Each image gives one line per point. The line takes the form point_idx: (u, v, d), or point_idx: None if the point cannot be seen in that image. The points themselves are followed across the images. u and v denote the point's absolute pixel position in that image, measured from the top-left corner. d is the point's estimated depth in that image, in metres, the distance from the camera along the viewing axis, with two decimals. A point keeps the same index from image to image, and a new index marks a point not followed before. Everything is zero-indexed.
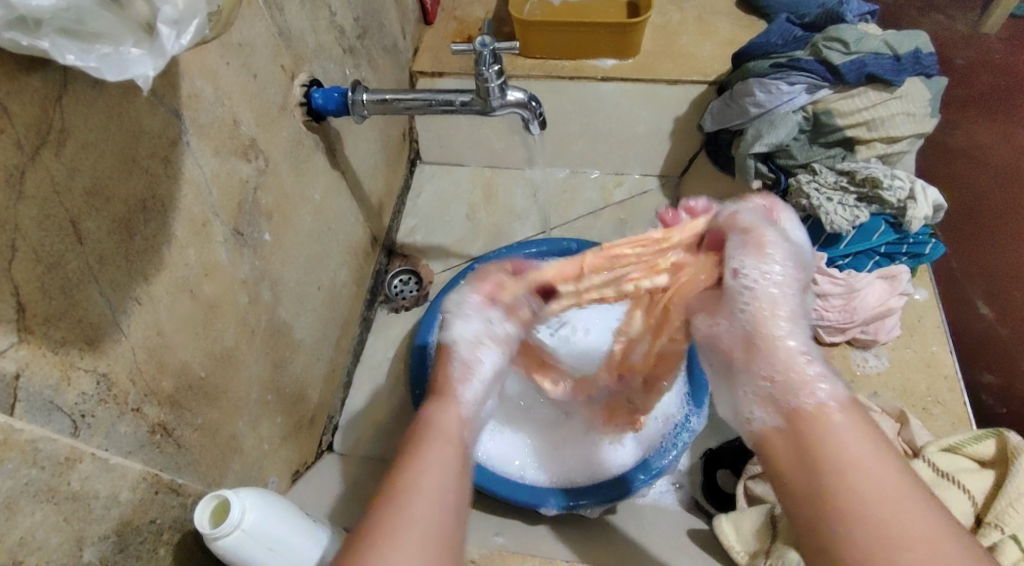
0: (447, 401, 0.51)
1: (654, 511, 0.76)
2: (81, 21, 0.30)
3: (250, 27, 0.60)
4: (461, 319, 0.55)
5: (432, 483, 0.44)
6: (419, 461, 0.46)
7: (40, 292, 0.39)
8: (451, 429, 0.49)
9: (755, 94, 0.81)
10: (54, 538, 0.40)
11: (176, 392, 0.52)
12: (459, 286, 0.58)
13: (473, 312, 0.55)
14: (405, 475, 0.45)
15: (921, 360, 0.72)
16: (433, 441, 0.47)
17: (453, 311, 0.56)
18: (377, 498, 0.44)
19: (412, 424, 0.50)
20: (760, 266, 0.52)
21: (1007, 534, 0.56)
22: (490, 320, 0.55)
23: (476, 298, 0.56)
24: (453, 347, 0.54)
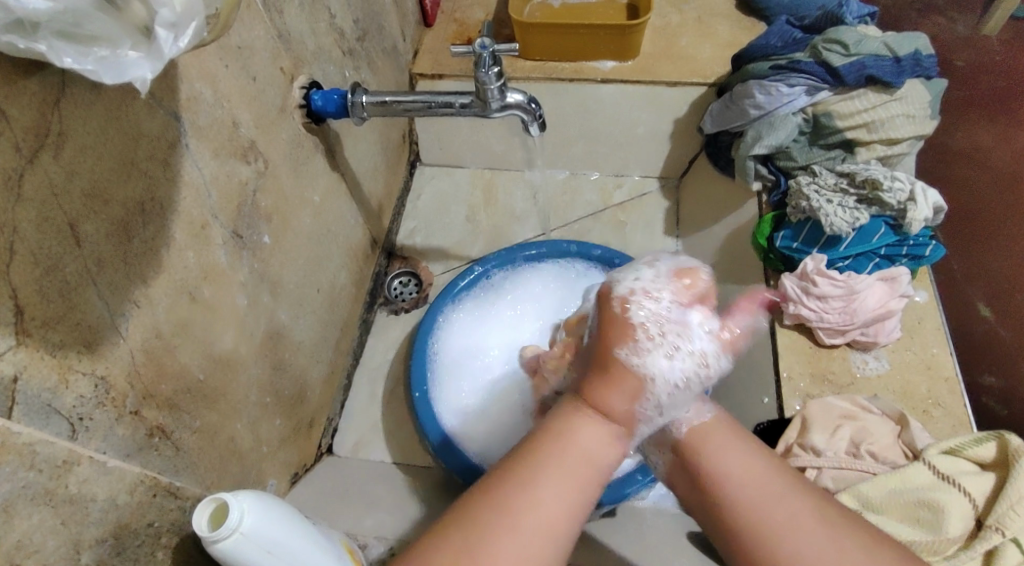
0: (600, 427, 0.53)
1: (653, 514, 0.76)
2: (78, 24, 0.30)
3: (249, 29, 0.60)
4: (663, 350, 0.55)
5: (546, 519, 0.49)
6: (542, 482, 0.50)
7: (38, 295, 0.39)
8: (590, 455, 0.52)
9: (754, 96, 0.82)
10: (52, 541, 0.40)
11: (174, 394, 0.52)
12: (648, 292, 0.58)
13: (661, 336, 0.55)
14: (524, 496, 0.49)
15: (922, 362, 0.72)
16: (552, 468, 0.51)
17: (648, 331, 0.55)
18: (489, 524, 0.48)
19: (550, 439, 0.52)
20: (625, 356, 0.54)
21: (1008, 537, 0.56)
22: (687, 347, 0.56)
23: (670, 307, 0.57)
24: (649, 379, 0.54)
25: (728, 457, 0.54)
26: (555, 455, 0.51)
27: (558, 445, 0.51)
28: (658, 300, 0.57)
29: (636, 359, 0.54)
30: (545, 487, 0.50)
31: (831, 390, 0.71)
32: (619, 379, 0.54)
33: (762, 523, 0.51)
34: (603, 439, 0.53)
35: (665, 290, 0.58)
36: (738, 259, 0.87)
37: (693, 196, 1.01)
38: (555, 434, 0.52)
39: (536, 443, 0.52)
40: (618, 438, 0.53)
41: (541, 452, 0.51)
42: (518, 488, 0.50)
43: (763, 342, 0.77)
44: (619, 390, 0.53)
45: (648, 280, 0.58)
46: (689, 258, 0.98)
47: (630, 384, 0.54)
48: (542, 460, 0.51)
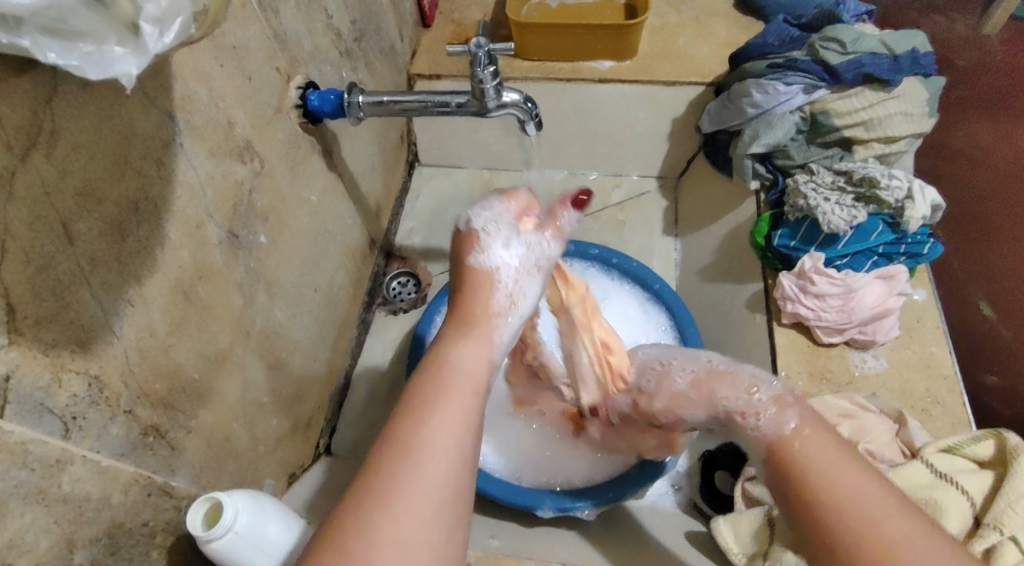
0: (476, 344, 0.52)
1: (652, 514, 0.76)
2: (62, 19, 0.30)
3: (244, 29, 0.60)
4: (500, 244, 0.57)
5: (440, 444, 0.44)
6: (433, 411, 0.46)
7: (29, 294, 0.39)
8: (470, 374, 0.50)
9: (751, 95, 0.82)
10: (44, 540, 0.40)
11: (170, 394, 0.52)
12: (490, 213, 0.59)
13: (497, 233, 0.58)
14: (418, 426, 0.45)
15: (920, 360, 0.71)
16: (445, 393, 0.47)
17: (488, 232, 0.58)
18: (376, 458, 0.44)
19: (432, 365, 0.50)
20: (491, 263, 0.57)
21: (1006, 535, 0.56)
22: (531, 247, 0.58)
23: (507, 219, 0.59)
24: (493, 273, 0.56)
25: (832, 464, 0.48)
26: (443, 385, 0.48)
27: (440, 376, 0.49)
28: (492, 212, 0.59)
29: (480, 260, 0.57)
30: (437, 414, 0.46)
31: (829, 389, 0.71)
32: (475, 283, 0.56)
33: (871, 517, 0.45)
34: (476, 356, 0.51)
35: (497, 208, 0.59)
36: (737, 259, 0.87)
37: (691, 196, 1.01)
38: (435, 368, 0.49)
39: (417, 382, 0.49)
40: (485, 345, 0.52)
41: (428, 388, 0.48)
42: (410, 424, 0.45)
43: (761, 340, 0.77)
44: (474, 290, 0.55)
45: (484, 205, 0.60)
46: (688, 257, 0.98)
47: (480, 282, 0.56)
48: (425, 390, 0.48)
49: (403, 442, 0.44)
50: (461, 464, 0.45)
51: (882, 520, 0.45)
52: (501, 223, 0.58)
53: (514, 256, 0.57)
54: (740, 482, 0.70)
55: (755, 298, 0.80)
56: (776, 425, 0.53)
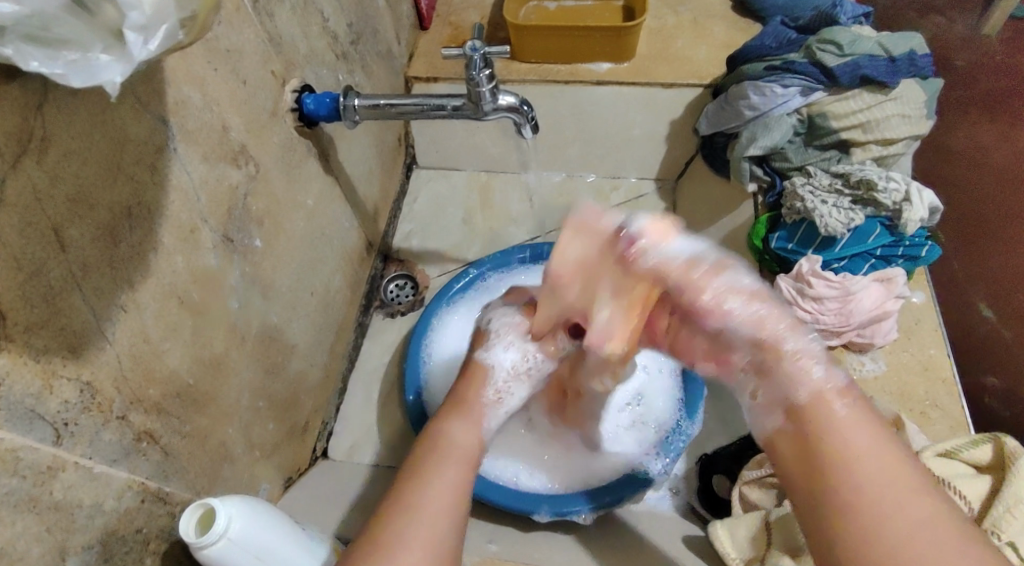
0: (466, 421, 0.56)
1: (649, 518, 0.76)
2: (46, 27, 0.30)
3: (239, 33, 0.59)
4: (500, 346, 0.65)
5: (440, 503, 0.47)
6: (431, 474, 0.50)
7: (20, 300, 0.39)
8: (463, 447, 0.53)
9: (749, 97, 0.81)
10: (36, 548, 0.40)
11: (163, 399, 0.51)
12: (505, 319, 0.67)
13: (503, 335, 0.66)
14: (419, 489, 0.48)
15: (918, 363, 0.71)
16: (441, 459, 0.51)
17: (495, 335, 0.66)
18: (377, 519, 0.47)
19: (425, 440, 0.54)
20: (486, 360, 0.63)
21: (1004, 541, 0.55)
22: (528, 355, 0.65)
23: (516, 327, 0.66)
24: (492, 368, 0.63)
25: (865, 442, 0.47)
26: (438, 455, 0.52)
27: (436, 448, 0.52)
28: (506, 327, 0.66)
29: (483, 357, 0.64)
30: (432, 480, 0.49)
31: None
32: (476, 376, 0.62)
33: (887, 508, 0.44)
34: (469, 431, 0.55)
35: (514, 316, 0.67)
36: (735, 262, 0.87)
37: (690, 198, 1.01)
38: (432, 443, 0.53)
39: (416, 455, 0.52)
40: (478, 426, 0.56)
41: (425, 458, 0.51)
42: (409, 488, 0.48)
43: None
44: (474, 381, 0.61)
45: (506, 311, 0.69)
46: None
47: (474, 380, 0.61)
48: (422, 461, 0.51)
49: (403, 502, 0.47)
50: (457, 524, 0.48)
51: (887, 515, 0.44)
52: (509, 327, 0.66)
53: (508, 356, 0.64)
54: (736, 486, 0.70)
55: None
56: (817, 380, 0.51)
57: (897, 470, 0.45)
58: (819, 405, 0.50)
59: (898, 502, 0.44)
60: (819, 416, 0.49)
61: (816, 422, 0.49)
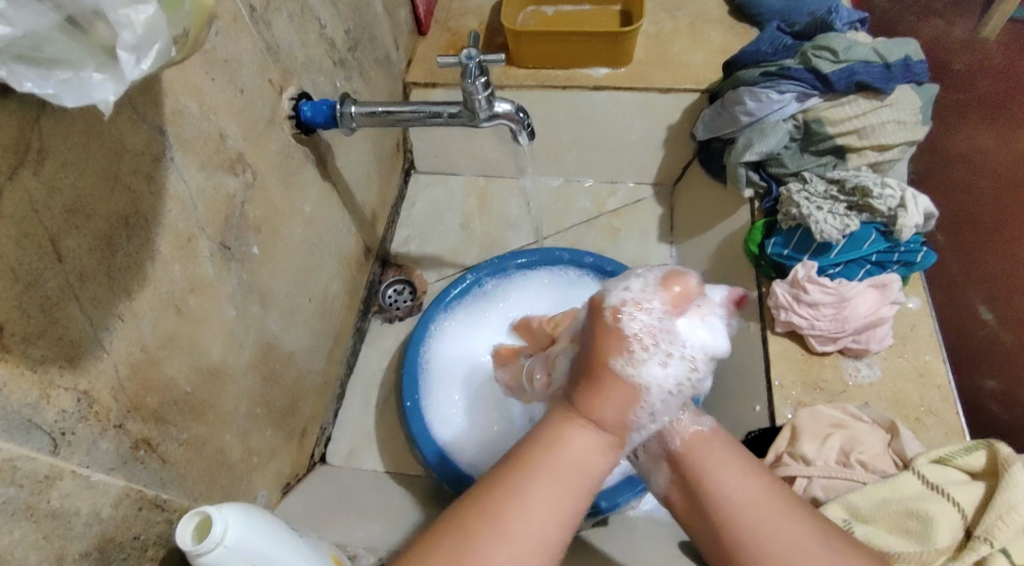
0: (588, 433, 0.53)
1: (647, 523, 0.76)
2: (38, 48, 0.31)
3: (236, 43, 0.60)
4: (654, 362, 0.55)
5: (532, 531, 0.49)
6: (529, 493, 0.50)
7: (18, 311, 0.39)
8: (582, 464, 0.52)
9: (745, 103, 0.82)
10: (34, 556, 0.40)
11: (161, 407, 0.52)
12: (641, 305, 0.57)
13: (654, 344, 0.56)
14: (514, 511, 0.49)
15: (914, 369, 0.71)
16: (546, 478, 0.51)
17: (642, 343, 0.55)
18: (470, 526, 0.49)
19: (542, 440, 0.53)
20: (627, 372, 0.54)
21: (996, 547, 0.56)
22: (679, 351, 0.57)
23: (655, 317, 0.57)
24: (646, 390, 0.55)
25: (738, 480, 0.53)
26: (544, 465, 0.51)
27: (547, 456, 0.52)
28: (649, 312, 0.57)
29: (625, 369, 0.54)
30: (529, 501, 0.50)
31: (823, 398, 0.71)
32: (612, 389, 0.54)
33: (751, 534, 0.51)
34: (594, 446, 0.53)
35: (656, 303, 0.57)
36: (731, 268, 0.87)
37: (687, 202, 1.01)
38: (546, 450, 0.52)
39: (524, 454, 0.52)
40: (611, 443, 0.54)
41: (531, 468, 0.51)
42: (506, 500, 0.50)
43: (756, 349, 0.77)
44: (609, 399, 0.54)
45: (637, 290, 0.58)
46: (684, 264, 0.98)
47: (622, 392, 0.54)
48: (528, 467, 0.51)
49: (491, 517, 0.49)
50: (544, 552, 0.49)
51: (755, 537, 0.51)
52: (648, 328, 0.56)
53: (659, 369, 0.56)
54: None
55: (749, 307, 0.80)
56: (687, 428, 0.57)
57: (760, 501, 0.52)
58: (692, 450, 0.56)
59: (773, 531, 0.50)
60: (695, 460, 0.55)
61: (690, 468, 0.55)
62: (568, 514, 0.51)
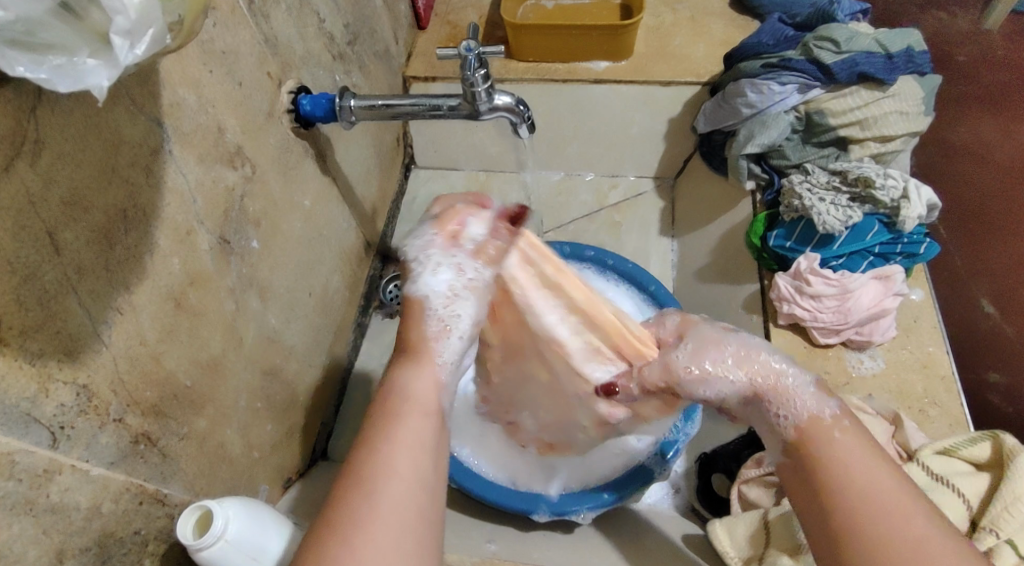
0: (419, 366, 0.51)
1: (649, 517, 0.76)
2: (31, 33, 0.31)
3: (234, 35, 0.59)
4: (430, 270, 0.56)
5: (398, 470, 0.44)
6: (384, 440, 0.45)
7: (16, 304, 0.39)
8: (422, 399, 0.48)
9: (746, 95, 0.81)
10: (32, 551, 0.40)
11: (160, 401, 0.51)
12: (420, 242, 0.59)
13: (427, 258, 0.57)
14: (373, 458, 0.44)
15: (918, 361, 0.71)
16: (398, 419, 0.47)
17: (420, 261, 0.57)
18: (339, 494, 0.43)
19: (380, 395, 0.49)
20: (416, 286, 0.56)
21: (1002, 538, 0.55)
22: (454, 260, 0.57)
23: (434, 250, 0.58)
24: (426, 300, 0.55)
25: (855, 455, 0.47)
26: (393, 413, 0.47)
27: (391, 406, 0.48)
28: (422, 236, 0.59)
29: (413, 288, 0.56)
30: (388, 451, 0.44)
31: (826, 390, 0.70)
32: (410, 313, 0.55)
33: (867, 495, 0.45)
34: (429, 384, 0.50)
35: (428, 232, 0.59)
36: (733, 261, 0.87)
37: (689, 195, 1.01)
38: (388, 401, 0.48)
39: (368, 415, 0.48)
40: (432, 368, 0.51)
41: (381, 420, 0.47)
42: (366, 456, 0.44)
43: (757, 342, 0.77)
44: (412, 324, 0.54)
45: (413, 238, 0.61)
46: (686, 258, 0.98)
47: (417, 306, 0.55)
48: (377, 422, 0.47)
49: (363, 480, 0.43)
50: (424, 496, 0.43)
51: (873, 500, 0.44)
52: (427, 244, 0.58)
53: (447, 274, 0.56)
54: (736, 485, 0.70)
55: (752, 299, 0.80)
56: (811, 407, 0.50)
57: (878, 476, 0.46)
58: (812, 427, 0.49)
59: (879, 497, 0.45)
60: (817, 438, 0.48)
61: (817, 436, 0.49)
62: (431, 462, 0.46)
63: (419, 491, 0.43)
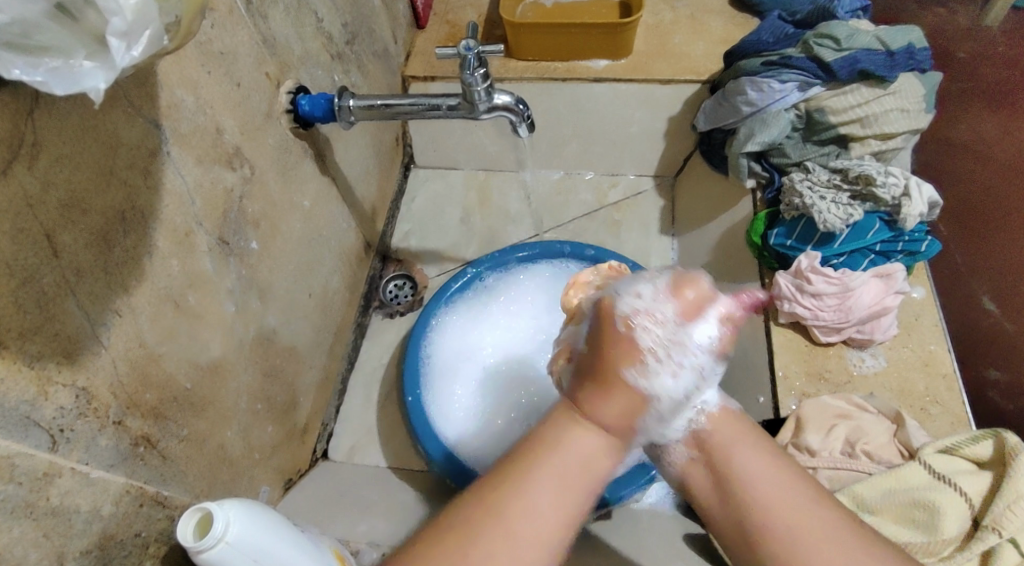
0: (598, 439, 0.53)
1: (650, 515, 0.76)
2: (27, 34, 0.31)
3: (232, 35, 0.59)
4: (667, 374, 0.53)
5: (532, 528, 0.50)
6: (532, 489, 0.51)
7: (14, 307, 0.39)
8: (585, 464, 0.52)
9: (745, 93, 0.81)
10: (33, 554, 0.40)
11: (160, 403, 0.51)
12: (646, 311, 0.53)
13: (665, 354, 0.53)
14: (515, 501, 0.50)
15: (919, 359, 0.71)
16: (549, 472, 0.52)
17: (660, 356, 0.53)
18: (478, 518, 0.50)
19: (547, 437, 0.53)
20: (651, 385, 0.53)
21: (1004, 537, 0.56)
22: (687, 361, 0.54)
23: (670, 334, 0.53)
24: (656, 402, 0.54)
25: (751, 462, 0.55)
26: (544, 464, 0.52)
27: (549, 455, 0.52)
28: (662, 322, 0.53)
29: (642, 384, 0.53)
30: (531, 497, 0.51)
31: (826, 389, 0.70)
32: (620, 395, 0.53)
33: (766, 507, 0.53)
34: (598, 447, 0.53)
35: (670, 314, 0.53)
36: (733, 260, 0.87)
37: (689, 193, 1.00)
38: (550, 446, 0.53)
39: (530, 451, 0.53)
40: (611, 446, 0.54)
41: (532, 467, 0.52)
42: (509, 494, 0.51)
43: (758, 340, 0.77)
44: (615, 404, 0.53)
45: (647, 297, 0.54)
46: (687, 256, 0.97)
47: (628, 397, 0.53)
48: (538, 466, 0.52)
49: (502, 522, 0.49)
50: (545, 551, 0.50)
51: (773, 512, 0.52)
52: (666, 330, 0.53)
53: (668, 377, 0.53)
54: None
55: (752, 298, 0.80)
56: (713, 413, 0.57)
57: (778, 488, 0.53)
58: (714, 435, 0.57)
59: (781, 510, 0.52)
60: (718, 445, 0.56)
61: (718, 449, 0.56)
62: (571, 515, 0.52)
63: (554, 532, 0.50)
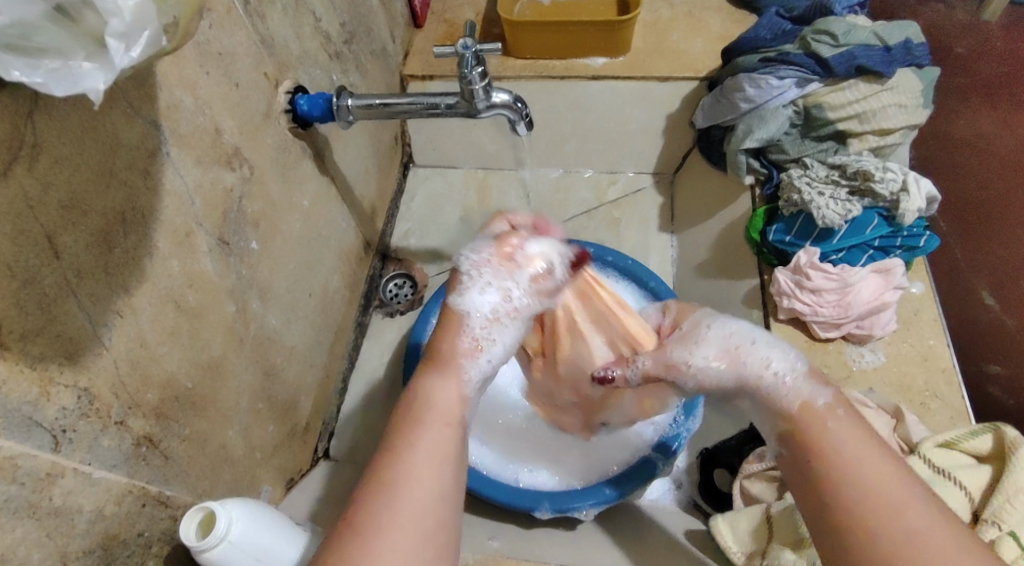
0: (449, 377, 0.50)
1: (651, 512, 0.77)
2: (26, 36, 0.31)
3: (231, 36, 0.59)
4: (477, 289, 0.55)
5: (419, 476, 0.44)
6: (406, 448, 0.45)
7: (16, 309, 0.39)
8: (447, 407, 0.48)
9: (744, 90, 0.81)
10: (37, 554, 0.40)
11: (163, 403, 0.52)
12: (478, 257, 0.57)
13: (485, 275, 0.56)
14: (395, 465, 0.44)
15: (918, 354, 0.71)
16: (419, 426, 0.46)
17: (470, 276, 0.56)
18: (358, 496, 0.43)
19: (406, 396, 0.49)
20: (465, 299, 0.54)
21: (1005, 530, 0.55)
22: (503, 288, 0.56)
23: (493, 272, 0.56)
24: (467, 317, 0.54)
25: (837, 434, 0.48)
26: (416, 418, 0.47)
27: (416, 408, 0.48)
28: (483, 257, 0.57)
29: (456, 300, 0.54)
30: (411, 453, 0.45)
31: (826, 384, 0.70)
32: (448, 323, 0.54)
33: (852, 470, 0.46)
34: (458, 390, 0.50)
35: (486, 251, 0.58)
36: (734, 257, 0.87)
37: (689, 191, 1.00)
38: (413, 402, 0.48)
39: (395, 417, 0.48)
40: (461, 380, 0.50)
41: (402, 428, 0.46)
42: (386, 459, 0.44)
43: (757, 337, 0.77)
44: (449, 331, 0.53)
45: (472, 249, 0.59)
46: (687, 252, 0.97)
47: (453, 318, 0.54)
48: (399, 426, 0.47)
49: (386, 484, 0.43)
50: (442, 502, 0.43)
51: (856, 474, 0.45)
52: (485, 259, 0.57)
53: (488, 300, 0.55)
54: (737, 480, 0.70)
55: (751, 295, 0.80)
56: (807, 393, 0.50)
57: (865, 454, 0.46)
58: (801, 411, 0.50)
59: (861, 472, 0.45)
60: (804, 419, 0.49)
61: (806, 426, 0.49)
62: (453, 457, 0.46)
63: (442, 483, 0.44)
